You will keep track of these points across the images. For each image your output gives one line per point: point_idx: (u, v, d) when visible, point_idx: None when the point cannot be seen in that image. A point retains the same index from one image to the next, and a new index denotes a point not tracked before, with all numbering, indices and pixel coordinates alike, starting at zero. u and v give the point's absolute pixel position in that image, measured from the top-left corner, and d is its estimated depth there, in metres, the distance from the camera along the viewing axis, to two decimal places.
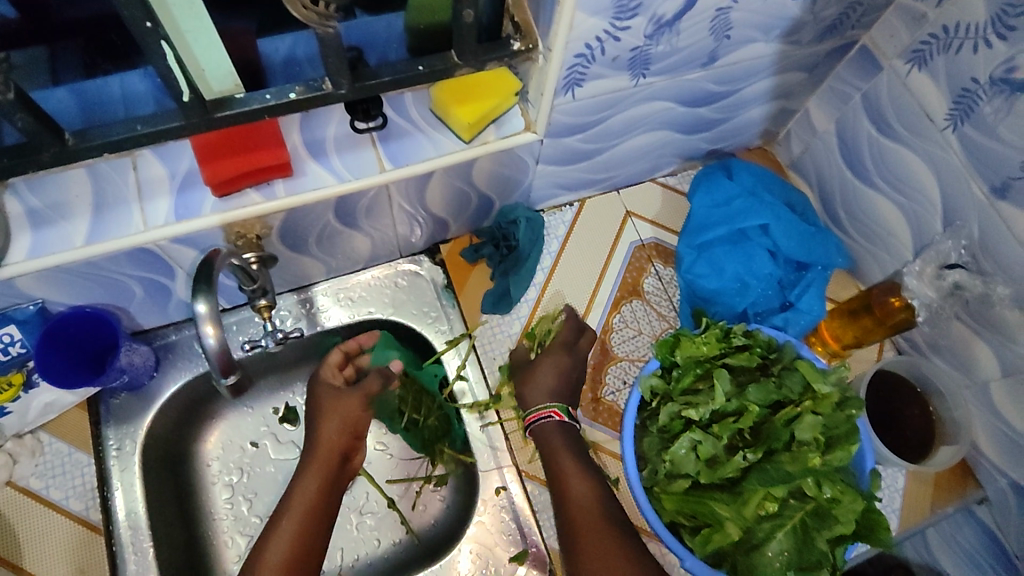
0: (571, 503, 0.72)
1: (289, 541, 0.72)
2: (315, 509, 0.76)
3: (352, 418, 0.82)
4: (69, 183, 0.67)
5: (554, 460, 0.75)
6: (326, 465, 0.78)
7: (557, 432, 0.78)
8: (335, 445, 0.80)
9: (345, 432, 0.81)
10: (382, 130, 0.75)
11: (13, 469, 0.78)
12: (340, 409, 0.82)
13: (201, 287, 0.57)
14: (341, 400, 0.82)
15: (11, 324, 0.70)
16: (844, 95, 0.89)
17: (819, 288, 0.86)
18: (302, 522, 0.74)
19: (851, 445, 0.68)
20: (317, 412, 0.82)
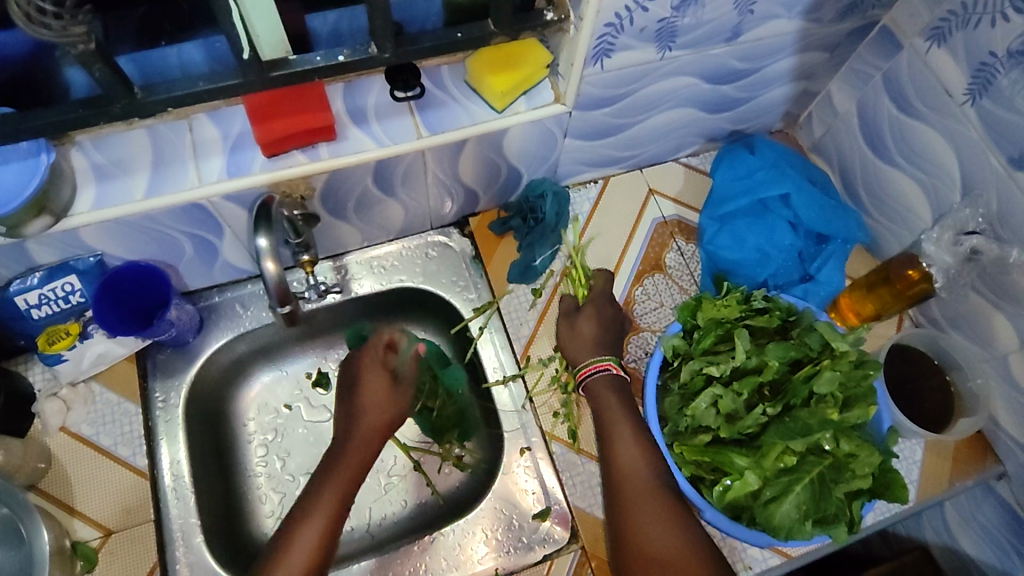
0: (615, 457, 0.73)
1: (328, 515, 0.73)
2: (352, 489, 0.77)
3: (396, 411, 0.85)
4: (130, 142, 0.72)
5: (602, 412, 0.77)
6: (365, 451, 0.80)
7: (607, 386, 0.79)
8: (379, 433, 0.82)
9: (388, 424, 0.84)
10: (419, 99, 0.79)
11: (67, 415, 0.82)
12: (384, 398, 0.85)
13: (260, 227, 0.61)
14: (389, 391, 0.85)
15: (73, 274, 0.75)
16: (865, 75, 0.92)
17: (839, 261, 0.89)
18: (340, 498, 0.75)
19: (870, 404, 0.71)
20: (360, 399, 0.84)
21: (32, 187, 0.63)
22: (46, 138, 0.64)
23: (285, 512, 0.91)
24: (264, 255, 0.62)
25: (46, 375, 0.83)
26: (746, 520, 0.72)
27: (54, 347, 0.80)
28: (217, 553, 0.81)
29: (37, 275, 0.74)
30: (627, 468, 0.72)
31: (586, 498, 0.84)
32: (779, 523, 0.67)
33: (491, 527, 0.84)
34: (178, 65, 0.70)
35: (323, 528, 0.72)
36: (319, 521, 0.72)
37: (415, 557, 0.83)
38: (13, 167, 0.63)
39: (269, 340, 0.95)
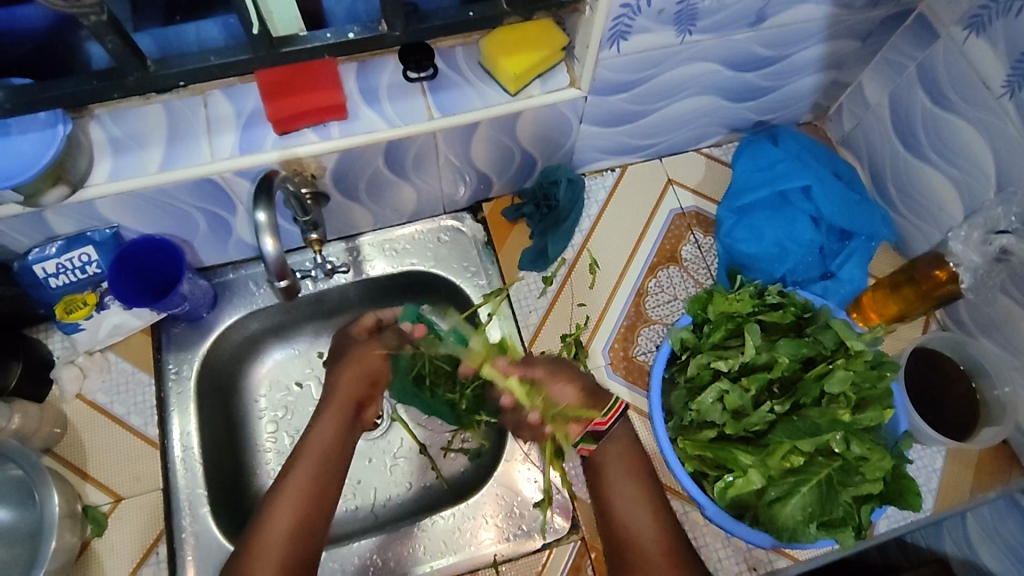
0: (640, 547, 0.69)
1: (303, 488, 0.71)
2: (329, 456, 0.74)
3: (372, 369, 0.81)
4: (147, 116, 0.74)
5: (618, 486, 0.73)
6: (342, 414, 0.78)
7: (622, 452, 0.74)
8: (353, 392, 0.79)
9: (363, 383, 0.80)
10: (432, 81, 0.78)
11: (84, 382, 0.84)
12: (360, 357, 0.81)
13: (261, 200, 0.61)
14: (361, 352, 0.81)
15: (89, 245, 0.76)
16: (898, 66, 0.88)
17: (862, 258, 0.86)
18: (315, 468, 0.73)
19: (885, 406, 0.68)
20: (340, 360, 0.81)
21: (48, 157, 0.64)
22: (64, 109, 0.66)
23: None
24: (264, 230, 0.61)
25: (65, 343, 0.86)
26: (749, 519, 0.71)
27: (71, 316, 0.82)
28: (221, 524, 0.82)
29: (56, 245, 0.76)
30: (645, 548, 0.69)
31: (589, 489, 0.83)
32: (782, 524, 0.66)
33: (492, 513, 0.84)
34: (194, 39, 0.70)
35: (298, 498, 0.71)
36: (292, 491, 0.71)
37: (414, 539, 0.83)
38: (32, 136, 0.65)
39: (281, 317, 0.96)
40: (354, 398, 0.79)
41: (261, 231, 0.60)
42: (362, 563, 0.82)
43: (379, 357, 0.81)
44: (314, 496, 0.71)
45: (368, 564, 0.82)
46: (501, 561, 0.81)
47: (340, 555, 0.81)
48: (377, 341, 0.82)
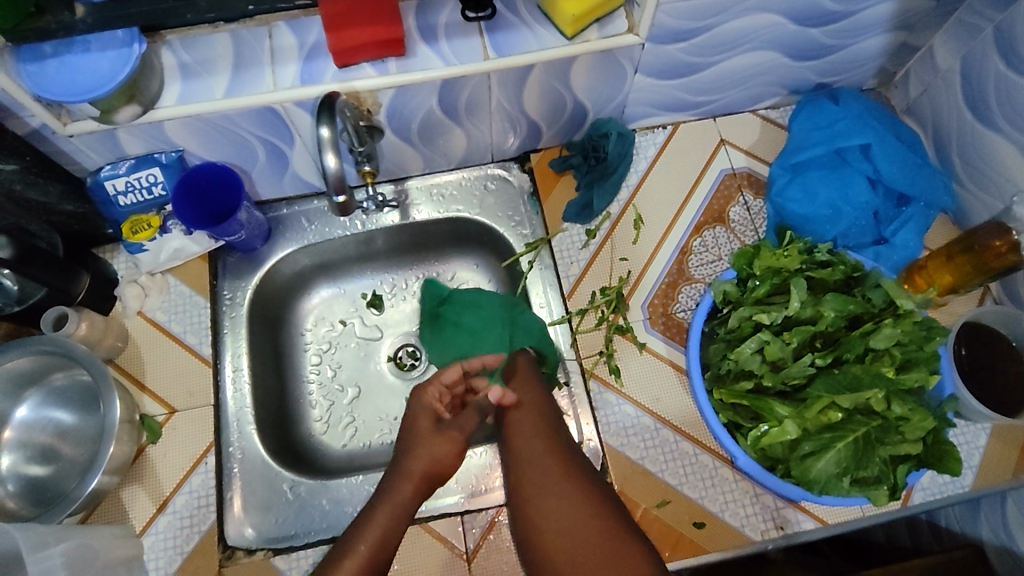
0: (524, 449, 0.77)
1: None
2: (381, 552, 0.69)
3: (444, 460, 0.76)
4: (216, 44, 0.76)
5: (516, 400, 0.81)
6: (399, 508, 0.73)
7: (522, 371, 0.84)
8: (421, 488, 0.75)
9: (432, 478, 0.76)
10: (490, 22, 0.79)
11: (144, 300, 0.89)
12: (436, 450, 0.76)
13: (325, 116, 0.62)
14: (433, 444, 0.77)
15: (157, 166, 0.80)
16: (974, 28, 0.84)
17: (918, 225, 0.83)
18: (369, 560, 0.68)
19: (930, 368, 0.67)
20: (412, 445, 0.77)
21: (124, 74, 0.67)
22: (140, 29, 0.69)
23: (333, 418, 0.96)
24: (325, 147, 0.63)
25: (128, 263, 0.90)
26: (780, 472, 0.70)
27: (137, 236, 0.86)
28: (266, 443, 0.86)
29: (126, 164, 0.80)
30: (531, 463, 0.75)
31: (619, 438, 0.84)
32: (814, 478, 0.65)
33: None
34: None
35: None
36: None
37: None
38: (109, 55, 0.68)
39: (331, 255, 0.99)
40: (419, 488, 0.74)
41: (322, 147, 0.62)
42: None
43: (454, 449, 0.77)
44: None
45: None
46: None
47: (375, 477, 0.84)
48: (450, 432, 0.78)
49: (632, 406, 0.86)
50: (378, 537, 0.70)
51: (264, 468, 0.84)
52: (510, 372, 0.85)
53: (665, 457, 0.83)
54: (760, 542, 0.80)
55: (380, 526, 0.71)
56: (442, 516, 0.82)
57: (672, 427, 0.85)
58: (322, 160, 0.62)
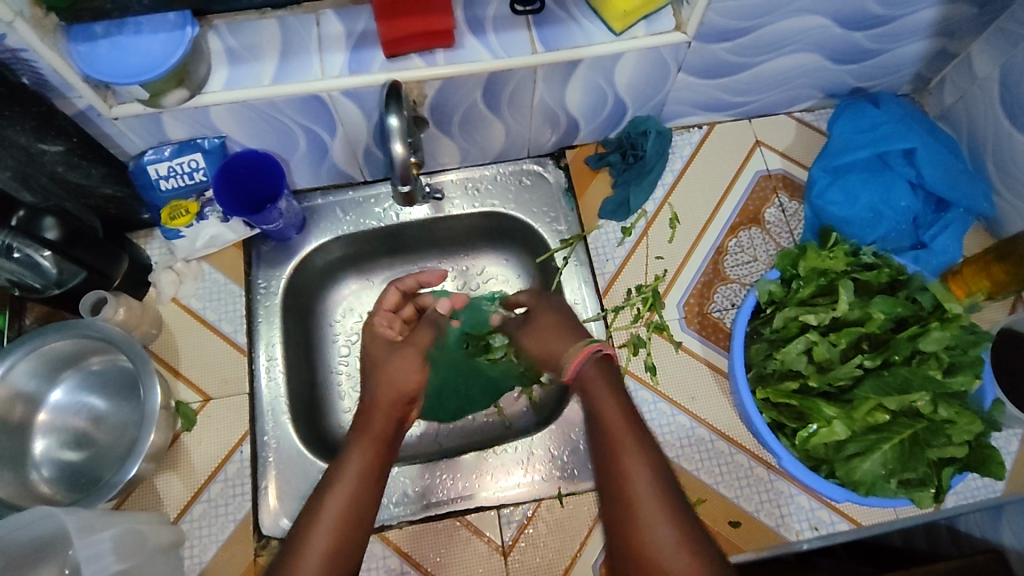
0: (626, 479, 0.65)
1: (345, 500, 0.69)
2: (371, 473, 0.72)
3: (407, 385, 0.81)
4: (263, 30, 0.76)
5: (609, 424, 0.69)
6: (378, 433, 0.76)
7: (602, 389, 0.72)
8: (390, 413, 0.79)
9: (397, 404, 0.80)
10: (538, 15, 0.78)
11: (180, 287, 0.89)
12: (398, 368, 0.83)
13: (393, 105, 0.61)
14: (396, 362, 0.83)
15: (199, 151, 0.80)
16: (1016, 36, 0.84)
17: (958, 230, 0.83)
18: (358, 483, 0.71)
19: (977, 373, 0.67)
20: (381, 368, 0.83)
21: (177, 56, 0.66)
22: (192, 13, 0.68)
23: None
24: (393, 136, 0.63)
25: (163, 249, 0.90)
26: (824, 473, 0.70)
27: (174, 222, 0.85)
28: (300, 433, 0.85)
29: (169, 149, 0.79)
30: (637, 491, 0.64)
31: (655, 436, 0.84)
32: (859, 479, 0.66)
33: (555, 448, 0.85)
34: None
35: (343, 509, 0.68)
36: (337, 502, 0.69)
37: (479, 465, 0.84)
38: (161, 37, 0.67)
39: (364, 246, 0.99)
40: (388, 416, 0.78)
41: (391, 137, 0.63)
42: (431, 480, 0.84)
43: (415, 364, 0.84)
44: (356, 509, 0.69)
45: (435, 481, 0.84)
46: (564, 494, 0.83)
47: (412, 472, 0.84)
48: (410, 348, 0.86)
49: (668, 405, 0.86)
50: (365, 460, 0.73)
51: (298, 459, 0.83)
52: (584, 382, 0.73)
53: (700, 455, 0.83)
54: (794, 542, 0.80)
55: (364, 454, 0.73)
56: (477, 509, 0.82)
57: (707, 426, 0.85)
58: (390, 148, 0.62)
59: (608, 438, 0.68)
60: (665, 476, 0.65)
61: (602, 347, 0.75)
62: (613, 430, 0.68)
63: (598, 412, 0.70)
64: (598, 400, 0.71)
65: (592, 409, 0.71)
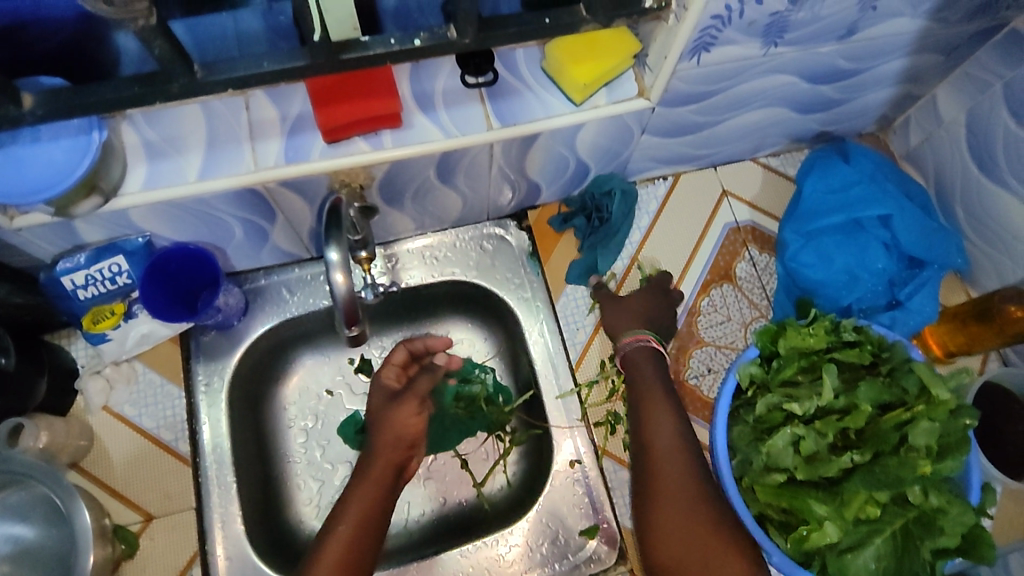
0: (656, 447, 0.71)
1: (341, 548, 0.70)
2: (370, 517, 0.73)
3: (406, 432, 0.79)
4: (185, 118, 0.68)
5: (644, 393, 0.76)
6: (378, 480, 0.76)
7: (647, 362, 0.78)
8: (391, 460, 0.77)
9: (398, 449, 0.78)
10: (491, 87, 0.72)
11: (110, 394, 0.80)
12: (396, 418, 0.79)
13: (333, 238, 0.61)
14: (396, 410, 0.79)
15: (120, 254, 0.71)
16: (982, 83, 0.81)
17: (934, 288, 0.81)
18: (355, 531, 0.72)
19: (964, 455, 0.64)
20: (380, 414, 0.80)
21: (83, 167, 0.59)
22: (100, 115, 0.60)
23: (324, 501, 0.88)
24: (336, 267, 0.61)
25: (89, 352, 0.82)
26: (816, 568, 0.66)
27: (98, 326, 0.78)
28: (257, 545, 0.79)
29: (84, 254, 0.71)
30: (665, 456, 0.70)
31: None
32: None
33: (533, 540, 0.81)
34: (235, 35, 0.66)
35: (340, 556, 0.69)
36: (334, 551, 0.70)
37: (453, 564, 0.80)
38: (64, 143, 0.59)
39: (316, 325, 0.91)
40: (392, 464, 0.78)
41: (332, 268, 0.60)
42: None
43: (415, 408, 0.80)
44: (352, 557, 0.70)
45: None
46: None
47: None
48: (409, 395, 0.81)
49: None
50: (363, 507, 0.74)
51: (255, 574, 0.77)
52: (628, 359, 0.79)
53: None
54: None
55: (363, 500, 0.74)
56: None
57: None
58: (330, 278, 0.60)
59: (646, 408, 0.75)
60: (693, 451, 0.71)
61: (647, 337, 0.80)
62: (648, 399, 0.75)
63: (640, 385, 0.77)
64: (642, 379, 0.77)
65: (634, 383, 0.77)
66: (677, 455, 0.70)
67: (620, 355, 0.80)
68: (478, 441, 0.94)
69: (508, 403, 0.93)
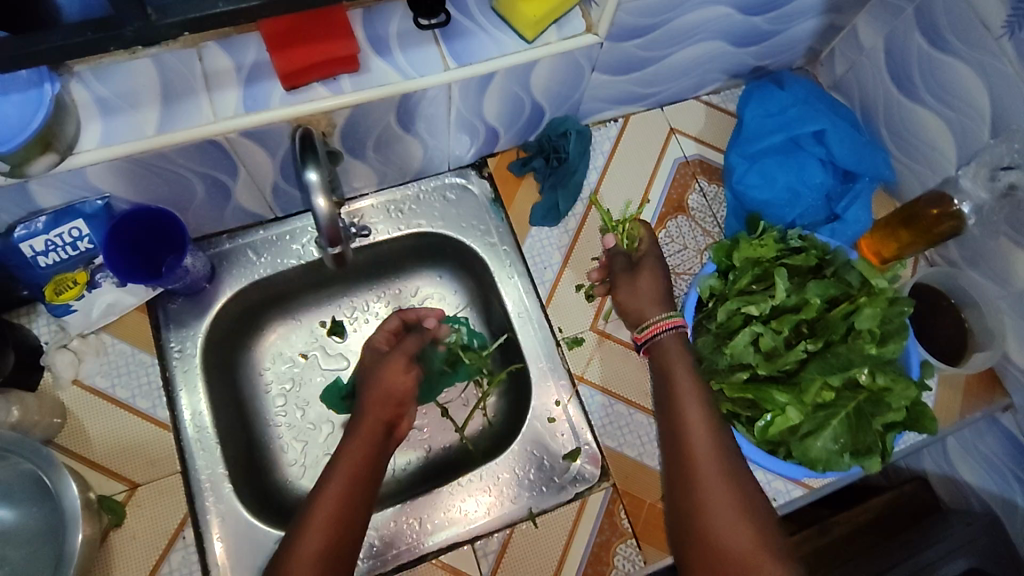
0: (688, 446, 0.70)
1: (334, 503, 0.69)
2: (362, 471, 0.72)
3: (394, 388, 0.80)
4: (135, 73, 0.67)
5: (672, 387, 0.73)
6: (368, 436, 0.76)
7: (677, 351, 0.75)
8: (379, 416, 0.78)
9: (386, 405, 0.79)
10: (444, 28, 0.74)
11: (80, 366, 0.79)
12: (385, 374, 0.81)
13: (311, 163, 0.65)
14: (385, 367, 0.81)
15: (80, 218, 0.71)
16: (896, 8, 0.86)
17: (867, 199, 0.91)
18: (347, 485, 0.71)
19: (903, 339, 0.71)
20: (372, 372, 0.82)
21: (38, 121, 0.59)
22: (48, 67, 0.61)
23: (310, 459, 0.89)
24: (316, 191, 0.64)
25: (53, 327, 0.80)
26: (783, 454, 0.74)
27: (62, 297, 0.77)
28: (246, 500, 0.80)
29: (42, 219, 0.70)
30: (703, 461, 0.69)
31: (615, 437, 0.86)
32: (815, 456, 0.69)
33: (521, 468, 0.85)
34: None
35: (333, 509, 0.68)
36: (327, 504, 0.69)
37: (445, 499, 0.83)
38: (15, 98, 0.60)
39: (285, 288, 0.91)
40: (382, 426, 0.77)
41: (313, 192, 0.64)
42: (397, 527, 0.82)
43: (402, 366, 0.82)
44: (346, 512, 0.69)
45: (402, 527, 0.82)
46: (536, 514, 0.83)
47: (376, 520, 0.82)
48: (397, 352, 0.83)
49: (625, 406, 0.87)
50: (354, 462, 0.73)
51: (250, 532, 0.78)
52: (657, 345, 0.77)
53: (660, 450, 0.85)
54: None
55: (352, 458, 0.73)
56: (450, 548, 0.81)
57: None
58: (311, 202, 0.64)
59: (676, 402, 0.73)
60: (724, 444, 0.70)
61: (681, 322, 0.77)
62: (679, 393, 0.73)
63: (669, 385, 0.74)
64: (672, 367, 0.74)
65: (664, 377, 0.75)
66: (712, 452, 0.69)
67: (645, 343, 0.78)
68: (459, 386, 0.96)
69: (484, 348, 0.95)
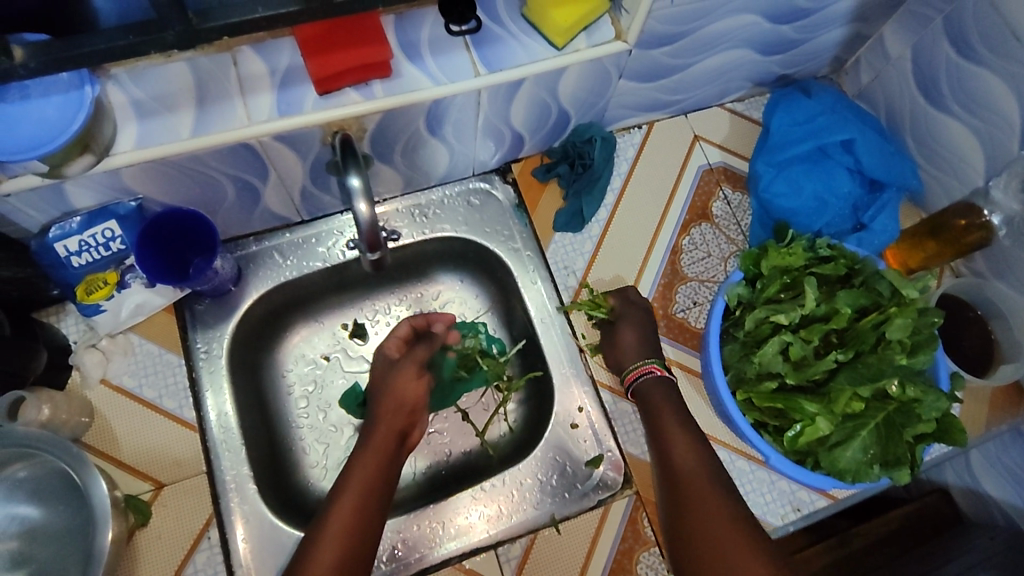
0: (677, 472, 0.72)
1: (346, 515, 0.69)
2: (376, 481, 0.72)
3: (407, 397, 0.81)
4: (171, 76, 0.67)
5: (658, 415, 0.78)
6: (381, 445, 0.76)
7: (659, 389, 0.80)
8: (393, 425, 0.79)
9: (400, 415, 0.80)
10: (474, 34, 0.74)
11: (108, 366, 0.80)
12: (397, 382, 0.81)
13: (354, 168, 0.65)
14: (397, 376, 0.82)
15: (113, 219, 0.72)
16: (924, 18, 0.86)
17: (894, 209, 0.90)
18: (359, 497, 0.70)
19: (934, 350, 0.70)
20: (385, 382, 0.83)
21: (78, 122, 0.59)
22: (89, 70, 0.61)
23: (332, 462, 0.89)
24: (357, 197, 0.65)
25: (82, 327, 0.81)
26: (810, 465, 0.73)
27: (92, 297, 0.77)
28: (270, 502, 0.80)
29: (77, 220, 0.71)
30: (693, 483, 0.71)
31: (638, 444, 0.86)
32: (844, 467, 0.69)
33: (543, 473, 0.85)
34: None
35: (347, 520, 0.68)
36: (341, 515, 0.68)
37: (466, 503, 0.83)
38: (56, 100, 0.60)
39: (308, 291, 0.92)
40: (394, 437, 0.78)
41: (354, 198, 0.65)
42: (419, 531, 0.82)
43: (414, 373, 0.83)
44: (359, 523, 0.68)
45: (423, 531, 0.82)
46: (558, 520, 0.82)
47: (398, 524, 0.82)
48: (408, 360, 0.84)
49: None
50: (366, 474, 0.72)
51: (273, 533, 0.78)
52: (641, 388, 0.80)
53: None
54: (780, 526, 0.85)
55: (366, 468, 0.73)
56: (472, 552, 0.81)
57: None
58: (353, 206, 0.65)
59: (663, 433, 0.76)
60: (711, 466, 0.72)
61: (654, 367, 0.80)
62: (663, 421, 0.77)
63: (654, 420, 0.78)
64: (657, 408, 0.78)
65: (651, 414, 0.79)
66: (700, 475, 0.71)
67: (631, 390, 0.82)
68: (479, 391, 0.96)
69: (502, 353, 0.95)
